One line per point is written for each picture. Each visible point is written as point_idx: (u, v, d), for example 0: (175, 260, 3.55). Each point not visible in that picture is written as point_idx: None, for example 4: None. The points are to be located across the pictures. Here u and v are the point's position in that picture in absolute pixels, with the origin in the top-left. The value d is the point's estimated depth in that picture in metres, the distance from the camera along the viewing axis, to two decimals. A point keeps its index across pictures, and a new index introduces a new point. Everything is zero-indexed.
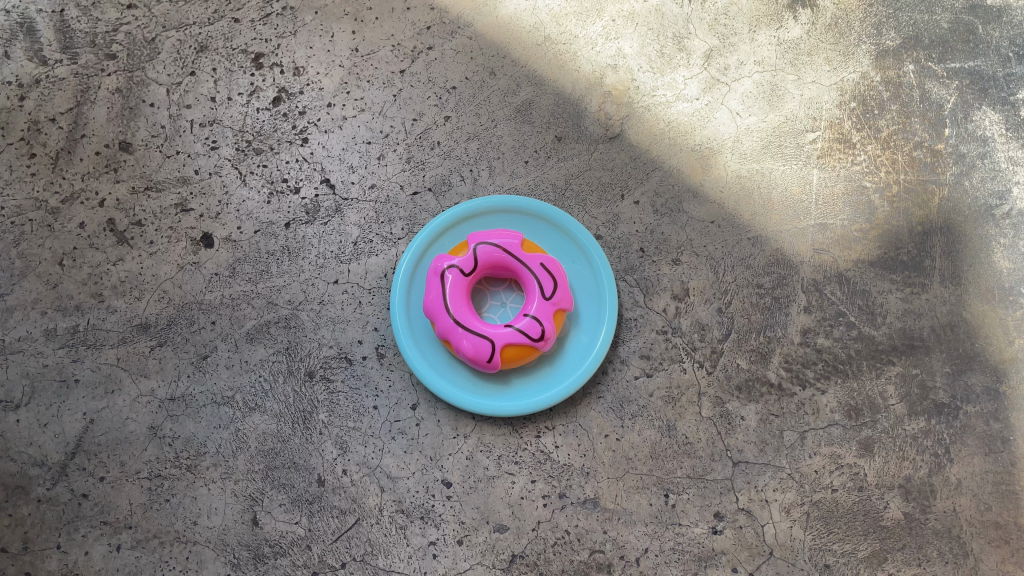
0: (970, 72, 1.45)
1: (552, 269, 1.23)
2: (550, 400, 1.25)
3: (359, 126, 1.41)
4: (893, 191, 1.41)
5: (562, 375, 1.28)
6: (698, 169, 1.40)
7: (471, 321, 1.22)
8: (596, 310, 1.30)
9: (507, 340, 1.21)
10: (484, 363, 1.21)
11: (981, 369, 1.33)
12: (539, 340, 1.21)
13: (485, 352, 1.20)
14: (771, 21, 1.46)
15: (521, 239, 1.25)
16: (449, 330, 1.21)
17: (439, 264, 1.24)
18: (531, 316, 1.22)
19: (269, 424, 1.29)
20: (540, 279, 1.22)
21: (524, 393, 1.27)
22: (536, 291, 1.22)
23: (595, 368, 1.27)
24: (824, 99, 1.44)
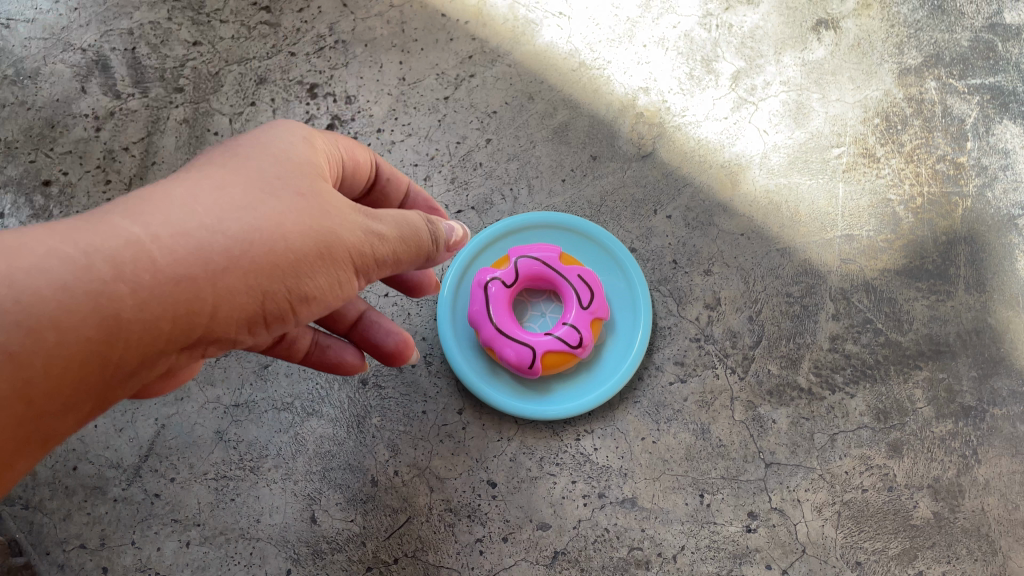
0: (990, 87, 1.51)
1: (588, 280, 1.31)
2: (588, 405, 1.32)
3: (407, 149, 1.51)
4: (918, 203, 1.46)
5: (600, 381, 1.34)
6: (727, 185, 1.47)
7: (513, 330, 1.29)
8: (631, 320, 1.37)
9: (547, 347, 1.28)
10: (525, 369, 1.28)
11: (1006, 373, 1.38)
12: (577, 347, 1.28)
13: (527, 359, 1.28)
14: (796, 43, 1.54)
15: (558, 252, 1.34)
16: (492, 338, 1.29)
17: (483, 277, 1.32)
18: (571, 323, 1.29)
19: (326, 428, 1.38)
20: (578, 289, 1.30)
21: (564, 398, 1.34)
22: (575, 301, 1.30)
23: (630, 374, 1.33)
24: (848, 117, 1.50)
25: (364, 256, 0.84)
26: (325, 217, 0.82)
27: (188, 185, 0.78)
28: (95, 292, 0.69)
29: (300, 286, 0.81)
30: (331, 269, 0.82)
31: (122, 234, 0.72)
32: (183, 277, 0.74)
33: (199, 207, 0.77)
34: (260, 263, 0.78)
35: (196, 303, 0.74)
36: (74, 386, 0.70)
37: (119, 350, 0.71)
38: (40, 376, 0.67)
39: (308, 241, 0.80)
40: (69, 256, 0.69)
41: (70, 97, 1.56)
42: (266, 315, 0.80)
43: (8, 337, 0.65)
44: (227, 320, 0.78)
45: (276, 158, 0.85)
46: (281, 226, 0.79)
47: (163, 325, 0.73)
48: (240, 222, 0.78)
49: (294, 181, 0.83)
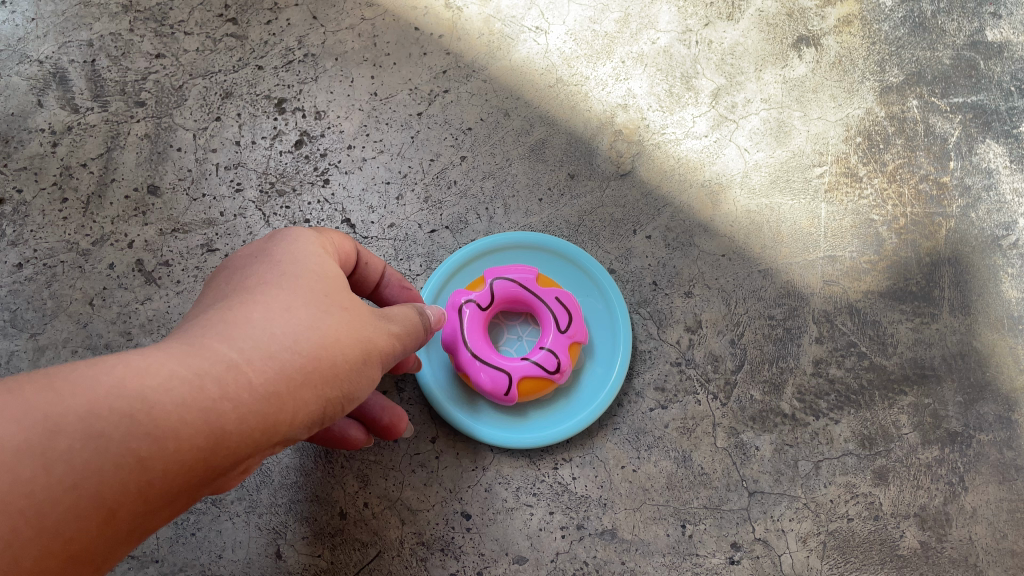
0: (973, 106, 1.49)
1: (566, 302, 1.26)
2: (566, 432, 1.27)
3: (379, 166, 1.46)
4: (901, 224, 1.43)
5: (578, 407, 1.30)
6: (708, 205, 1.44)
7: (488, 354, 1.24)
8: (611, 342, 1.33)
9: (523, 373, 1.23)
10: (501, 395, 1.23)
11: (993, 398, 1.35)
12: (555, 373, 1.23)
13: (502, 385, 1.23)
14: (777, 60, 1.51)
15: (536, 274, 1.29)
16: (467, 363, 1.24)
17: (456, 299, 1.27)
18: (548, 348, 1.24)
19: (292, 457, 1.32)
20: (555, 312, 1.26)
21: (541, 425, 1.29)
22: (552, 325, 1.26)
23: (610, 399, 1.29)
24: (830, 135, 1.47)
25: (391, 362, 0.94)
26: (370, 329, 0.90)
27: (261, 305, 0.84)
28: (205, 407, 0.74)
29: (353, 391, 0.88)
30: (372, 372, 0.91)
31: (222, 359, 0.78)
32: (272, 392, 0.79)
33: (277, 323, 0.83)
34: (327, 372, 0.84)
35: (276, 414, 0.80)
36: (181, 490, 0.74)
37: (221, 457, 0.76)
38: (156, 481, 0.71)
39: (360, 352, 0.88)
40: (181, 374, 0.74)
41: (26, 111, 1.49)
42: (328, 417, 0.87)
43: (133, 447, 0.70)
44: (302, 427, 0.84)
45: (317, 273, 0.90)
46: (341, 336, 0.86)
47: (258, 435, 0.78)
48: (313, 337, 0.84)
49: (340, 296, 0.89)
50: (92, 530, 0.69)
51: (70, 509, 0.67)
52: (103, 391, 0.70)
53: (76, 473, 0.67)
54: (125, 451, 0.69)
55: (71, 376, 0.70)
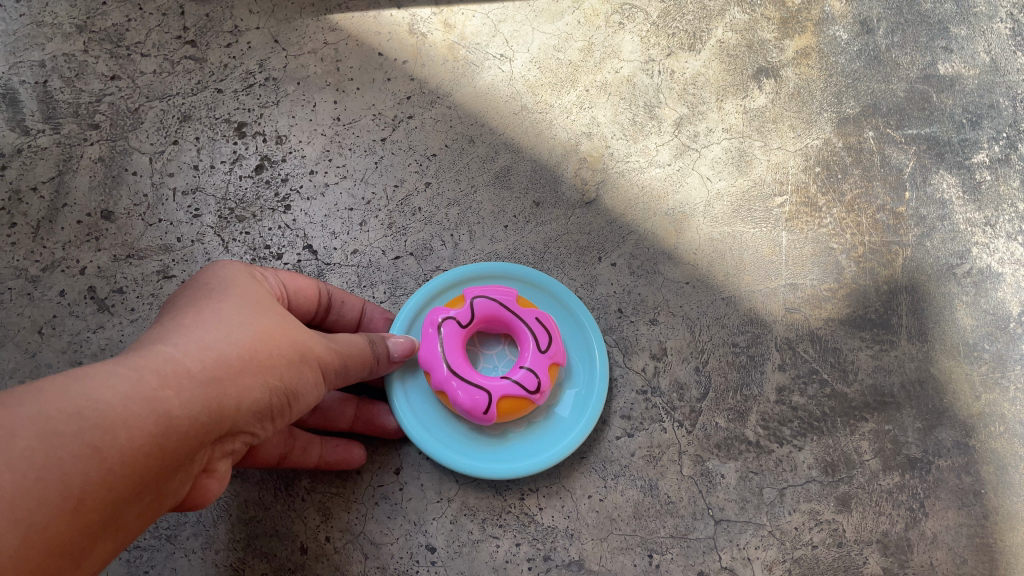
0: (927, 137, 1.53)
1: (546, 322, 1.23)
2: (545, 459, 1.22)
3: (342, 192, 1.44)
4: (860, 252, 1.45)
5: (559, 433, 1.25)
6: (671, 233, 1.45)
7: (467, 373, 1.20)
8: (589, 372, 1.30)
9: (503, 392, 1.19)
10: (479, 414, 1.18)
11: (951, 424, 1.37)
12: (535, 393, 1.19)
13: (481, 404, 1.18)
14: (737, 91, 1.53)
15: (516, 295, 1.26)
16: (444, 382, 1.19)
17: (435, 316, 1.23)
18: (528, 366, 1.20)
19: (251, 491, 1.29)
20: (535, 331, 1.22)
21: (521, 450, 1.24)
22: (532, 343, 1.22)
23: (588, 428, 1.25)
24: (789, 165, 1.49)
25: (333, 364, 1.02)
26: (299, 325, 1.00)
27: (195, 313, 0.94)
28: (151, 395, 0.82)
29: (297, 382, 0.97)
30: (313, 366, 1.00)
31: (164, 355, 0.86)
32: (215, 378, 0.88)
33: (213, 324, 0.92)
34: (267, 362, 0.93)
35: (223, 398, 0.88)
36: (142, 477, 0.81)
37: (174, 443, 0.83)
38: (118, 468, 0.79)
39: (295, 343, 0.97)
40: (123, 372, 0.82)
41: None
42: (274, 410, 0.95)
43: (88, 437, 0.77)
44: (249, 415, 0.92)
45: (241, 287, 1.01)
46: (274, 330, 0.96)
47: (206, 421, 0.86)
48: (248, 330, 0.93)
49: (267, 302, 1.00)
50: (63, 521, 0.75)
51: (39, 501, 0.74)
52: (56, 396, 0.78)
53: (38, 467, 0.74)
54: (81, 442, 0.77)
55: (19, 393, 0.78)
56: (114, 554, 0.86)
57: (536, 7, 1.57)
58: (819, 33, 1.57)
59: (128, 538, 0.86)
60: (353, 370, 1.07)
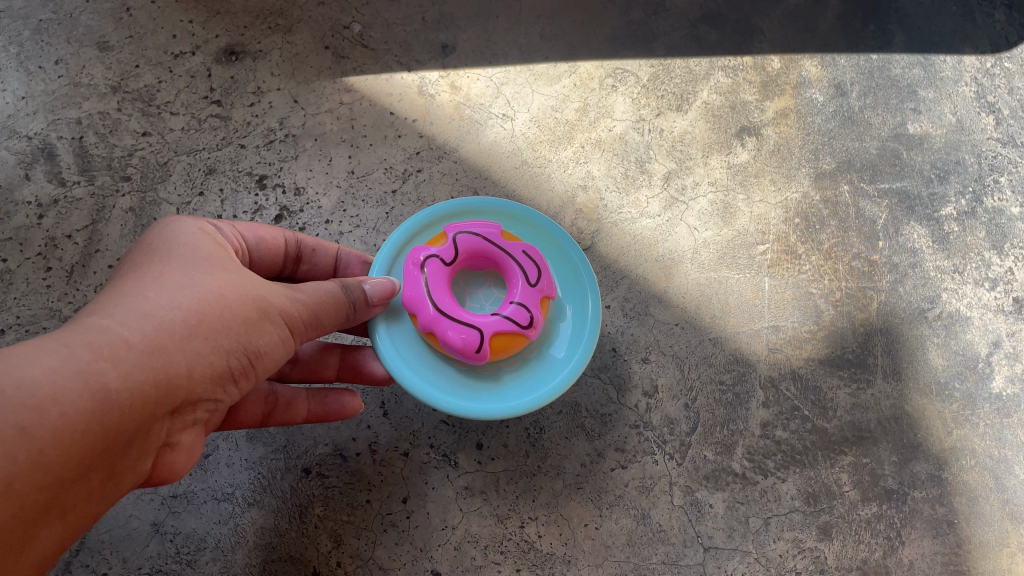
0: (898, 191, 1.65)
1: (533, 257, 1.27)
2: (542, 396, 1.22)
3: (355, 240, 1.54)
4: (837, 296, 1.56)
5: (554, 371, 1.26)
6: (661, 277, 1.55)
7: (456, 312, 1.22)
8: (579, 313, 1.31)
9: (494, 328, 1.21)
10: (469, 351, 1.20)
11: (925, 458, 1.46)
12: (527, 327, 1.22)
13: (473, 343, 1.20)
14: (721, 148, 1.65)
15: (499, 232, 1.29)
16: (434, 322, 1.21)
17: (419, 257, 1.25)
18: (518, 300, 1.23)
19: (267, 518, 1.37)
20: (522, 266, 1.25)
21: (516, 391, 1.24)
22: (521, 279, 1.25)
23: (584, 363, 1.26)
24: (770, 217, 1.60)
25: (290, 321, 1.05)
26: (250, 286, 1.03)
27: (135, 281, 0.97)
28: (84, 370, 0.86)
29: (251, 344, 1.01)
30: (268, 328, 1.03)
31: (99, 329, 0.90)
32: (153, 349, 0.92)
33: (155, 292, 0.96)
34: (211, 328, 0.97)
35: (162, 368, 0.92)
36: (76, 455, 0.85)
37: (110, 415, 0.87)
38: (48, 448, 0.82)
39: (244, 304, 1.00)
40: (54, 350, 0.86)
41: (13, 184, 1.57)
42: (224, 373, 1.00)
43: (17, 417, 0.81)
44: (196, 379, 0.96)
45: (188, 249, 1.04)
46: (219, 293, 0.99)
47: (149, 390, 0.91)
48: (188, 297, 0.97)
49: (214, 264, 1.03)
50: None
51: None
52: None
53: None
54: (8, 424, 0.80)
55: None
56: (64, 531, 0.90)
57: (535, 71, 1.71)
58: (797, 95, 1.70)
59: (80, 517, 0.92)
60: (325, 324, 1.10)
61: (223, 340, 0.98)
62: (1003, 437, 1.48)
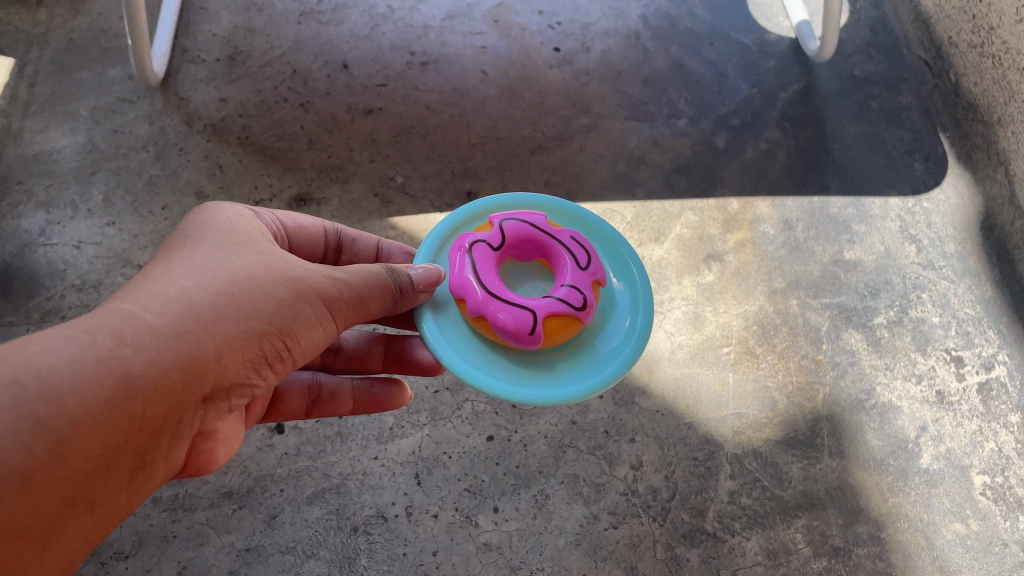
0: (837, 304, 2.02)
1: (580, 247, 1.42)
2: (597, 383, 1.37)
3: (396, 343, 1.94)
4: (789, 388, 1.90)
5: (605, 357, 1.41)
6: (645, 372, 1.91)
7: (508, 298, 1.36)
8: (624, 308, 1.47)
9: (547, 311, 1.34)
10: (525, 334, 1.33)
11: (867, 521, 1.76)
12: (578, 310, 1.36)
13: (526, 325, 1.33)
14: (692, 271, 2.05)
15: (546, 225, 1.45)
16: (488, 307, 1.34)
17: (471, 248, 1.40)
18: (570, 284, 1.37)
19: (322, 568, 1.68)
20: (571, 256, 1.41)
21: (570, 377, 1.38)
22: (571, 267, 1.40)
23: (635, 352, 1.41)
24: (733, 324, 1.98)
25: (320, 300, 1.21)
26: (272, 270, 1.19)
27: (163, 270, 1.14)
28: (103, 356, 1.02)
29: (275, 321, 1.16)
30: (301, 308, 1.19)
31: (123, 316, 1.06)
32: (175, 332, 1.08)
33: (178, 280, 1.13)
34: (233, 312, 1.13)
35: (183, 349, 1.08)
36: (96, 440, 0.99)
37: (130, 397, 1.02)
38: (64, 435, 0.97)
39: (270, 290, 1.17)
40: (77, 337, 1.02)
41: None
42: (250, 353, 1.15)
43: (34, 409, 0.95)
44: (221, 359, 1.12)
45: (216, 237, 1.21)
46: (240, 279, 1.16)
47: (165, 371, 1.06)
48: (208, 284, 1.13)
49: (239, 251, 1.20)
50: (12, 493, 0.93)
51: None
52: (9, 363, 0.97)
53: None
54: (25, 414, 0.95)
55: None
56: (96, 524, 1.04)
57: None
58: (752, 229, 2.11)
59: (107, 512, 1.05)
60: (367, 303, 1.26)
61: (246, 323, 1.14)
62: (931, 504, 1.77)
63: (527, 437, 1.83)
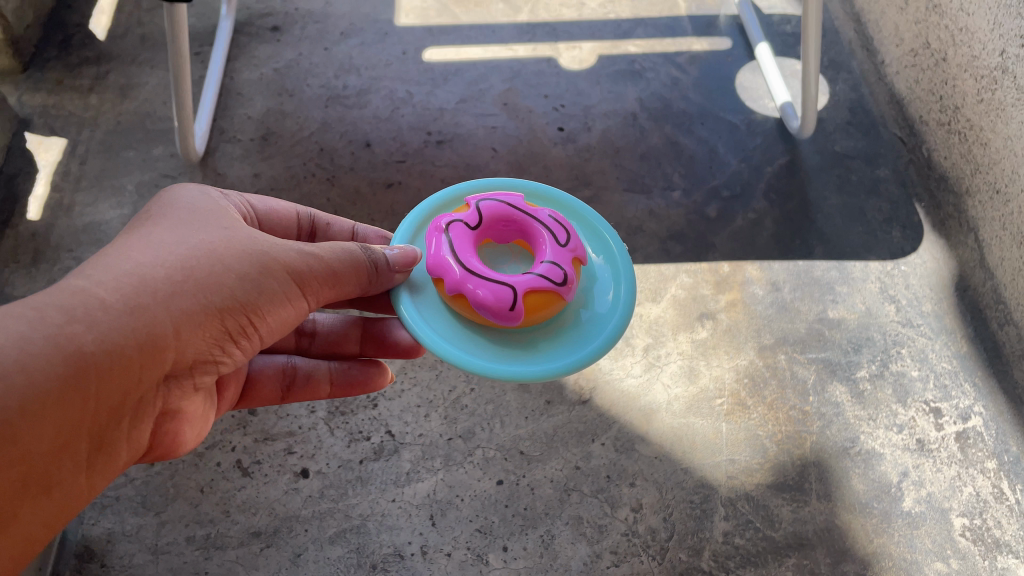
0: (823, 359, 2.17)
1: (556, 230, 1.63)
2: (580, 352, 1.55)
3: (413, 395, 2.10)
4: (779, 436, 2.04)
5: (586, 330, 1.60)
6: (644, 421, 2.05)
7: (491, 277, 1.55)
8: (604, 283, 1.68)
9: (528, 286, 1.53)
10: (507, 307, 1.53)
11: (853, 560, 1.87)
12: (557, 284, 1.55)
13: (509, 300, 1.53)
14: (687, 328, 2.21)
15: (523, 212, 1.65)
16: (472, 286, 1.54)
17: (455, 236, 1.60)
18: (550, 261, 1.57)
19: None
20: (549, 238, 1.61)
21: (553, 348, 1.57)
22: (549, 247, 1.60)
23: (617, 322, 1.60)
24: (725, 377, 2.13)
25: (274, 278, 1.36)
26: (225, 251, 1.34)
27: (116, 253, 1.27)
28: (57, 330, 1.14)
29: (234, 299, 1.32)
30: (258, 284, 1.34)
31: (79, 294, 1.18)
32: (131, 308, 1.21)
33: (135, 259, 1.26)
34: (187, 289, 1.27)
35: (139, 323, 1.21)
36: (50, 409, 1.11)
37: (85, 367, 1.15)
38: (17, 408, 1.08)
39: (224, 269, 1.32)
40: (31, 314, 1.13)
41: None
42: (206, 325, 1.30)
43: None
44: (178, 331, 1.26)
45: (169, 224, 1.36)
46: (193, 259, 1.30)
47: (118, 344, 1.18)
48: (162, 264, 1.27)
49: (193, 234, 1.35)
50: None
51: None
52: None
53: None
54: None
55: None
56: (43, 497, 1.17)
57: None
58: (743, 291, 2.28)
59: (56, 483, 1.19)
60: (342, 278, 1.45)
61: (201, 301, 1.28)
62: (914, 544, 1.89)
63: (535, 481, 1.97)
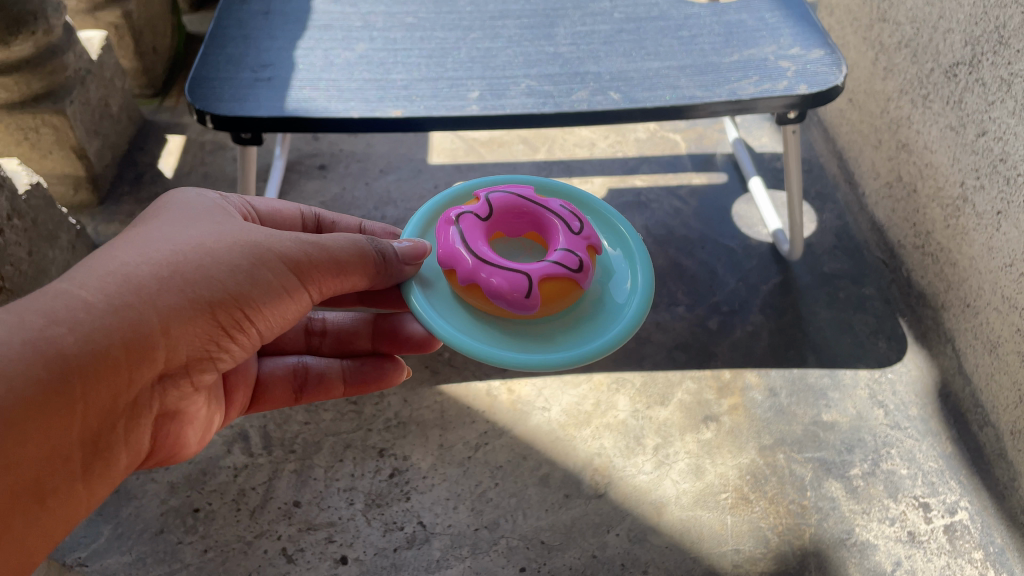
0: (819, 458, 2.36)
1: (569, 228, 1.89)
2: (594, 342, 1.77)
3: (443, 488, 2.31)
4: (780, 528, 2.22)
5: (601, 321, 1.84)
6: (656, 513, 2.24)
7: (508, 268, 1.79)
8: (617, 276, 1.95)
9: (543, 275, 1.77)
10: (524, 294, 1.76)
11: None
12: (571, 271, 1.79)
13: (524, 286, 1.76)
14: (693, 429, 2.42)
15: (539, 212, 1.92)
16: (491, 274, 1.77)
17: (473, 235, 1.85)
18: (564, 250, 1.82)
19: None
20: (563, 234, 1.87)
21: (570, 339, 1.80)
22: (564, 241, 1.85)
23: (635, 308, 1.84)
24: (729, 474, 2.32)
25: (265, 268, 1.47)
26: (214, 245, 1.44)
27: (107, 252, 1.37)
28: (42, 334, 1.23)
29: (226, 292, 1.42)
30: (251, 277, 1.45)
31: (64, 297, 1.27)
32: (117, 307, 1.30)
33: (121, 257, 1.36)
34: (176, 284, 1.37)
35: (127, 319, 1.30)
36: (40, 409, 1.21)
37: (71, 367, 1.24)
38: (9, 410, 1.17)
39: (212, 263, 1.41)
40: (16, 319, 1.22)
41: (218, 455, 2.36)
42: (199, 318, 1.40)
43: None
44: (167, 324, 1.36)
45: (161, 224, 1.46)
46: (183, 254, 1.40)
47: (101, 343, 1.27)
48: (149, 261, 1.37)
49: (184, 231, 1.45)
50: None
51: None
52: None
53: None
54: None
55: None
56: (43, 496, 1.29)
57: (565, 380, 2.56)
58: (743, 396, 2.51)
59: (54, 483, 1.30)
60: (346, 267, 1.58)
61: (191, 297, 1.38)
62: None
63: (555, 568, 2.14)
